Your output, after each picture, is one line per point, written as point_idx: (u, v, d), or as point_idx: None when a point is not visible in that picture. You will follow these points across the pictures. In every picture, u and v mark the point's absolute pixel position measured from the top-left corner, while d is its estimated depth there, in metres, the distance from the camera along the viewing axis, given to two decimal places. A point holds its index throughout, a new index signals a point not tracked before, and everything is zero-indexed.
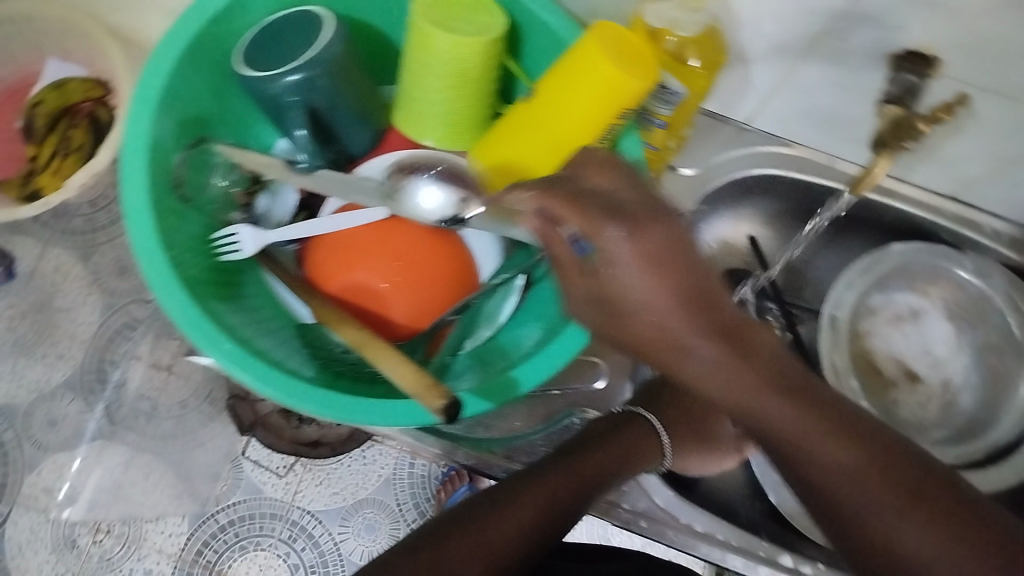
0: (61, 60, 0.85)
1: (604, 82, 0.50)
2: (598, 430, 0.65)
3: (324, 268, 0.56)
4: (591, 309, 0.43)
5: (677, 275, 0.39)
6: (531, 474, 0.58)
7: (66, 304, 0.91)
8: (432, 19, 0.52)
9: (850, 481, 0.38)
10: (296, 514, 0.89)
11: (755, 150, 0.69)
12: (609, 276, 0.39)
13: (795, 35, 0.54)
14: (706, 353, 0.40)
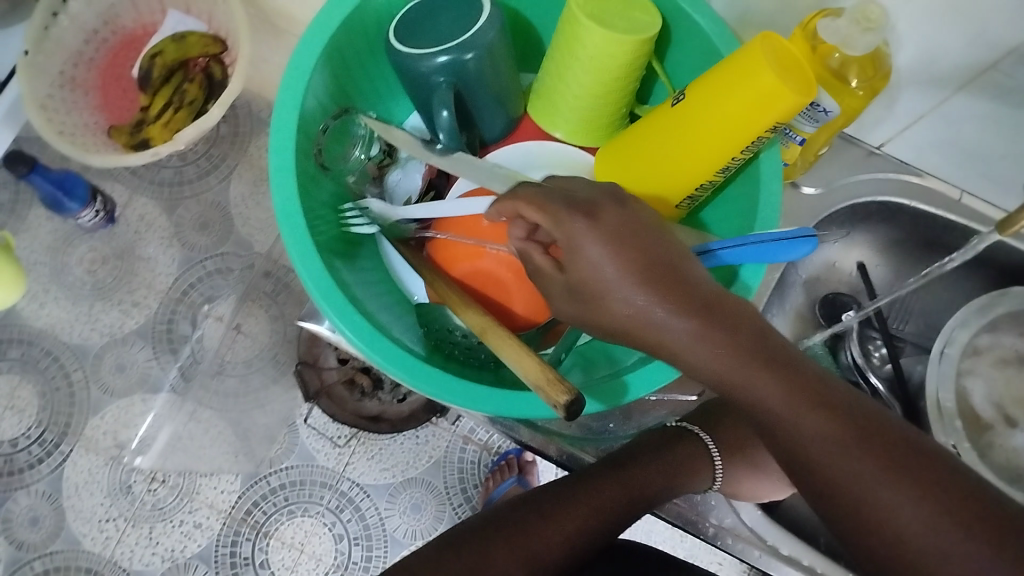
0: (183, 14, 0.85)
1: (760, 91, 0.49)
2: (647, 442, 0.62)
3: (447, 252, 0.56)
4: (568, 296, 0.41)
5: (640, 253, 0.38)
6: (576, 477, 0.57)
7: (150, 254, 0.95)
8: (588, 13, 0.52)
9: (836, 460, 0.34)
10: (345, 486, 0.90)
11: (882, 177, 0.68)
12: (576, 261, 0.39)
13: (961, 63, 0.53)
14: (679, 326, 0.37)
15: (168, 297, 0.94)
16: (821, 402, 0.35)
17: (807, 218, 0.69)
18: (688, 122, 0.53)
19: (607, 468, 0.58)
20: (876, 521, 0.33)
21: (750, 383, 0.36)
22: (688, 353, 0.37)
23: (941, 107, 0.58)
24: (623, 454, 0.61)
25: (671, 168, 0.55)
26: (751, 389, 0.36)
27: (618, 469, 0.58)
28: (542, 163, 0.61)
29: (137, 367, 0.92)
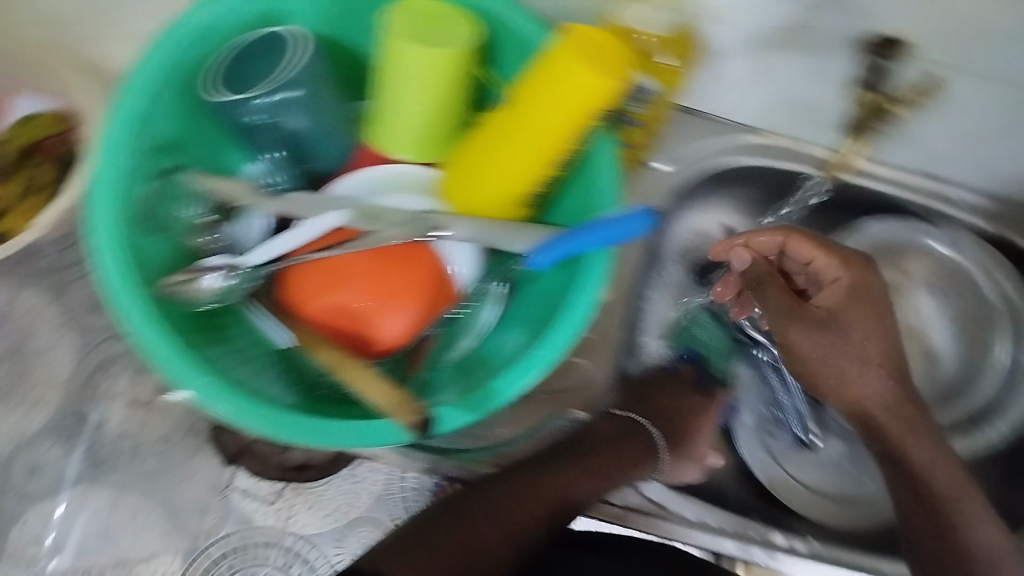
0: (31, 93, 0.69)
1: (580, 83, 0.50)
2: (598, 436, 0.69)
3: (298, 291, 0.55)
4: (802, 330, 0.59)
5: (878, 319, 0.60)
6: (541, 461, 0.66)
7: (42, 345, 0.76)
8: (409, 34, 0.53)
9: (946, 488, 0.60)
10: (289, 540, 0.77)
11: (727, 140, 0.70)
12: (842, 316, 0.60)
13: (767, 27, 0.56)
14: (882, 384, 0.61)
15: (69, 391, 0.77)
16: (930, 439, 0.61)
17: (659, 194, 0.71)
18: (518, 123, 0.53)
19: (564, 453, 0.67)
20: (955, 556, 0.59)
21: (908, 441, 0.61)
22: (876, 396, 0.61)
23: (760, 67, 0.60)
24: (577, 444, 0.68)
25: (510, 171, 0.56)
26: (865, 395, 0.61)
27: (575, 452, 0.67)
28: (385, 187, 0.60)
29: (52, 469, 0.77)
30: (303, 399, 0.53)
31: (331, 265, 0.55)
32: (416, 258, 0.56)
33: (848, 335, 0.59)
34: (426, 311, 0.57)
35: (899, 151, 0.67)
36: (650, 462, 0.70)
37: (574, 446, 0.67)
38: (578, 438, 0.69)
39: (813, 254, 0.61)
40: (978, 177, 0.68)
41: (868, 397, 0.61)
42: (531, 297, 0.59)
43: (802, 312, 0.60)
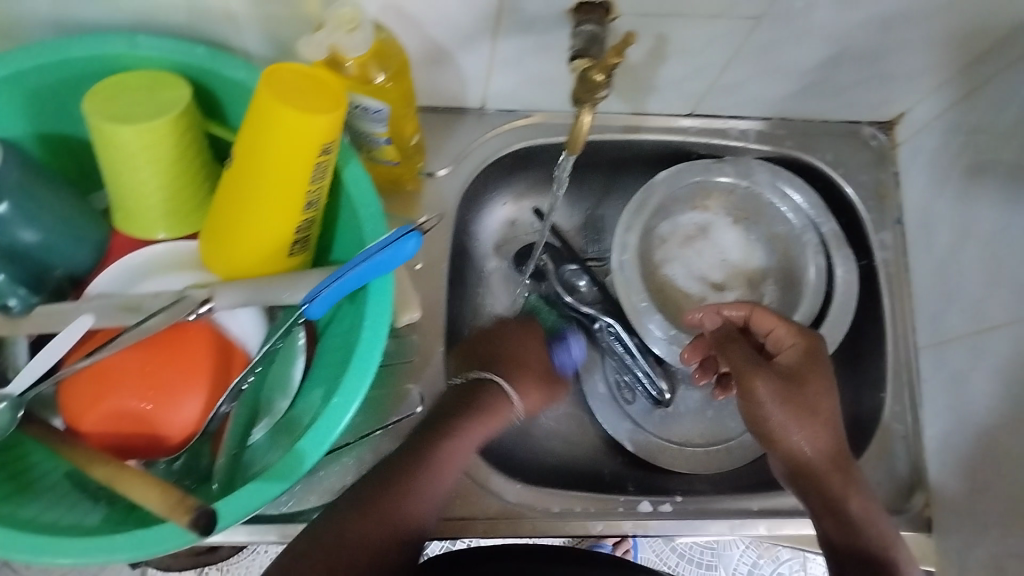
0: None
1: (290, 127, 0.48)
2: (460, 416, 0.54)
3: (70, 407, 0.53)
4: (766, 377, 0.57)
5: (822, 378, 0.58)
6: (401, 464, 0.51)
7: None
8: (107, 115, 0.49)
9: (884, 554, 0.53)
10: None
11: (500, 130, 0.70)
12: (797, 369, 0.58)
13: (478, 20, 0.56)
14: (818, 444, 0.56)
15: None
16: (863, 500, 0.56)
17: (449, 200, 0.69)
18: (252, 179, 0.51)
19: (427, 452, 0.51)
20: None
21: (847, 493, 0.56)
22: (818, 445, 0.56)
23: (496, 54, 0.60)
24: (433, 439, 0.52)
25: (259, 228, 0.54)
26: (808, 453, 0.56)
27: (441, 449, 0.52)
28: (150, 270, 0.58)
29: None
30: (109, 514, 0.50)
31: (98, 371, 0.52)
32: (186, 336, 0.54)
33: (801, 387, 0.57)
34: (213, 388, 0.55)
35: (662, 100, 0.68)
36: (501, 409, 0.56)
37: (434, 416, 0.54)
38: (432, 432, 0.53)
39: (775, 329, 0.62)
40: (740, 104, 0.70)
41: (805, 447, 0.56)
42: (332, 341, 0.58)
43: (762, 364, 0.58)
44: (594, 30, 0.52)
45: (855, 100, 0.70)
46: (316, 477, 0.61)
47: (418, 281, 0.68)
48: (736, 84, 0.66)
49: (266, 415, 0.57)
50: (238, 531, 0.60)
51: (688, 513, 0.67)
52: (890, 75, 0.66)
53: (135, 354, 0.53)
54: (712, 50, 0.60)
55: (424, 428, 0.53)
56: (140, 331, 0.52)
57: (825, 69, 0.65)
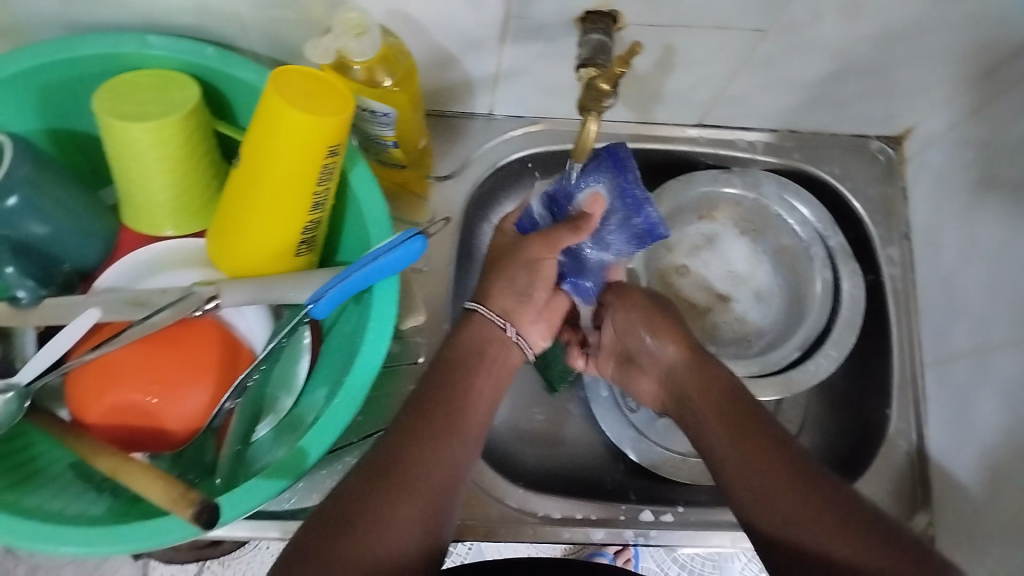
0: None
1: (296, 127, 0.49)
2: (462, 401, 0.53)
3: (76, 400, 0.53)
4: (642, 309, 0.64)
5: (671, 311, 0.64)
6: (409, 426, 0.51)
7: None
8: (117, 112, 0.50)
9: (778, 481, 0.51)
10: None
11: (507, 137, 0.71)
12: (648, 297, 0.65)
13: (484, 26, 0.56)
14: (679, 356, 0.61)
15: None
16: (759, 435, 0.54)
17: (455, 204, 0.69)
18: (259, 178, 0.52)
19: (429, 406, 0.52)
20: (778, 500, 0.50)
21: (703, 389, 0.58)
22: (681, 347, 0.61)
23: (503, 61, 0.61)
24: (430, 392, 0.53)
25: (266, 228, 0.54)
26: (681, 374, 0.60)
27: (443, 408, 0.52)
28: (158, 266, 0.59)
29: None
30: (111, 505, 0.50)
31: (104, 365, 0.52)
32: (191, 333, 0.54)
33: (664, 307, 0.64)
34: (219, 383, 0.54)
35: (669, 110, 0.68)
36: (492, 339, 0.57)
37: (443, 381, 0.54)
38: (430, 387, 0.54)
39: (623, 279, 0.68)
40: (747, 116, 0.70)
41: (670, 356, 0.61)
42: (339, 341, 0.58)
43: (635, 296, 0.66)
44: (601, 39, 0.54)
45: (862, 114, 0.70)
46: (319, 476, 0.62)
47: (421, 284, 0.68)
48: (743, 96, 0.66)
49: (269, 412, 0.58)
50: (239, 526, 0.60)
51: (690, 524, 0.66)
52: (897, 90, 0.66)
53: (142, 348, 0.53)
54: (719, 62, 0.61)
55: (434, 399, 0.53)
56: (146, 325, 0.52)
57: (830, 83, 0.65)
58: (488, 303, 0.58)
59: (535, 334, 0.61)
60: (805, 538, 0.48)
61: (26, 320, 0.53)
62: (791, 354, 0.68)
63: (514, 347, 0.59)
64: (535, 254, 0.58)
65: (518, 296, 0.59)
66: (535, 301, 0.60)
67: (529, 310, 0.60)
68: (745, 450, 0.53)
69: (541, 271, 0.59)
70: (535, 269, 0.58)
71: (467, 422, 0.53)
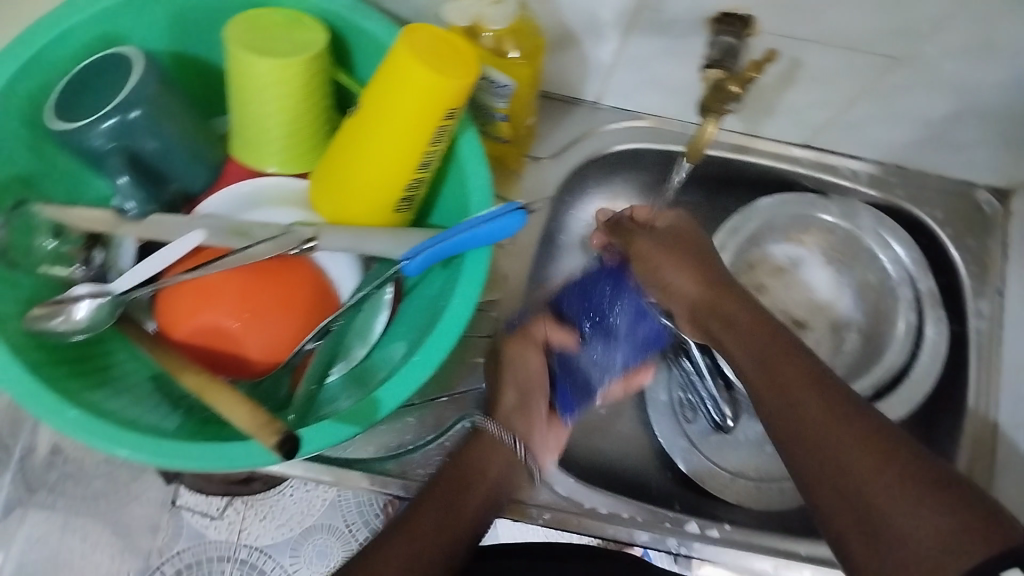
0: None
1: (422, 85, 0.49)
2: (444, 527, 0.52)
3: (167, 316, 0.54)
4: (663, 246, 0.58)
5: (688, 241, 0.59)
6: (384, 542, 0.50)
7: None
8: (248, 45, 0.51)
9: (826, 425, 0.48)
10: (242, 554, 0.75)
11: (611, 128, 0.70)
12: (667, 228, 0.60)
13: (616, 12, 0.56)
14: (697, 290, 0.57)
15: None
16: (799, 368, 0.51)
17: (548, 186, 0.69)
18: (374, 129, 0.52)
19: (406, 526, 0.51)
20: (823, 431, 0.48)
21: (723, 324, 0.55)
22: (699, 284, 0.57)
23: (623, 51, 0.60)
24: (414, 512, 0.52)
25: (372, 180, 0.55)
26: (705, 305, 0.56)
27: (435, 515, 0.52)
28: (260, 200, 0.60)
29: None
30: (182, 422, 0.51)
31: (199, 286, 0.54)
32: (285, 270, 0.55)
33: (685, 242, 0.58)
34: (303, 323, 0.56)
35: (780, 126, 0.67)
36: (495, 462, 0.56)
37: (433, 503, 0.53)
38: (418, 507, 0.53)
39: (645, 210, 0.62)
40: (856, 144, 0.69)
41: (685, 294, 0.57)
42: (420, 301, 0.59)
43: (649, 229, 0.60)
44: (732, 43, 0.52)
45: (975, 159, 0.68)
46: (377, 429, 0.64)
47: (505, 261, 0.68)
48: (858, 123, 0.65)
49: (343, 358, 0.58)
50: (296, 465, 0.61)
51: (734, 543, 0.66)
52: (1017, 140, 0.64)
53: (234, 277, 0.54)
54: (844, 83, 0.60)
55: (413, 519, 0.52)
56: (243, 256, 0.53)
57: (951, 124, 0.63)
58: (491, 416, 0.58)
59: (543, 451, 0.59)
60: (851, 468, 0.46)
61: (121, 231, 0.53)
62: (864, 392, 0.68)
63: (521, 467, 0.57)
64: (518, 352, 0.60)
65: (520, 404, 0.58)
66: (541, 414, 0.59)
67: (536, 423, 0.58)
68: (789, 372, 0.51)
69: (528, 365, 0.59)
70: (521, 366, 0.59)
71: (449, 550, 0.51)
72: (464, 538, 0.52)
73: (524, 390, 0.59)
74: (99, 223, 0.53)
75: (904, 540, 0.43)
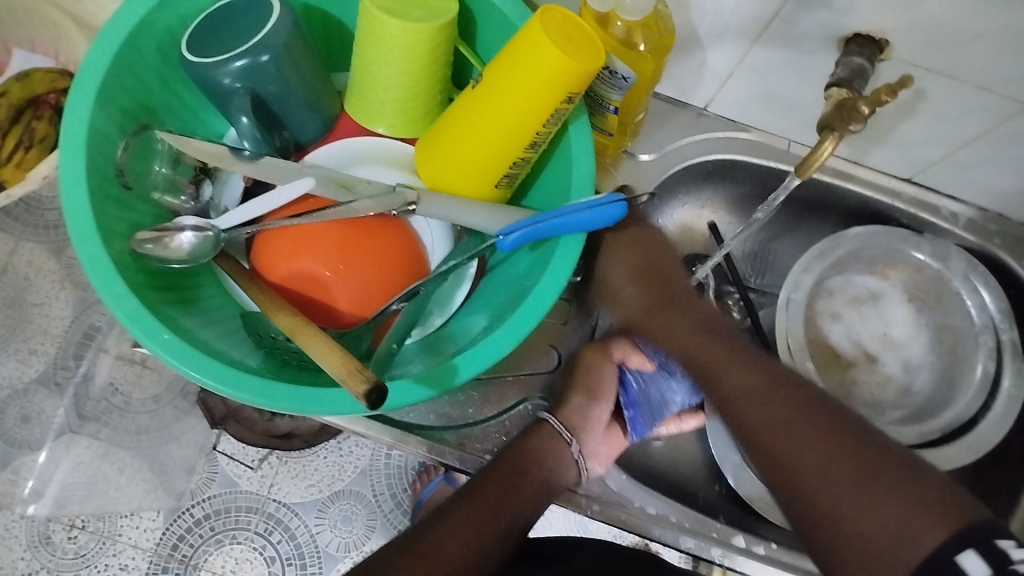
0: (28, 51, 0.73)
1: (548, 67, 0.50)
2: (508, 500, 0.56)
3: (265, 257, 0.55)
4: (628, 275, 0.65)
5: (638, 259, 0.65)
6: (456, 508, 0.55)
7: (38, 298, 0.91)
8: (384, 7, 0.52)
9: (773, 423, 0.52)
10: (272, 507, 0.88)
11: (713, 135, 0.70)
12: (613, 253, 0.66)
13: (749, 18, 0.55)
14: (638, 302, 0.64)
15: (66, 341, 0.92)
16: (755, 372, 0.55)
17: (643, 185, 0.69)
18: (492, 104, 0.53)
19: (476, 493, 0.56)
20: (778, 430, 0.51)
21: (659, 329, 0.63)
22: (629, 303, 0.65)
23: (745, 59, 0.60)
24: (481, 480, 0.57)
25: (480, 153, 0.56)
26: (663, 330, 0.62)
27: (496, 500, 0.56)
28: (361, 156, 0.61)
29: (45, 417, 0.91)
30: (263, 362, 0.52)
31: (301, 232, 0.55)
32: (382, 229, 0.56)
33: (640, 271, 0.65)
34: (392, 284, 0.56)
35: (886, 156, 0.67)
36: (558, 452, 0.59)
37: (495, 474, 0.57)
38: (485, 476, 0.57)
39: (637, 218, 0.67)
40: (961, 186, 0.68)
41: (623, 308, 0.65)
42: (507, 280, 0.59)
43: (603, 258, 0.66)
44: (862, 64, 0.53)
45: None
46: (441, 400, 0.64)
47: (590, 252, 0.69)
48: (968, 164, 0.64)
49: (420, 325, 0.59)
50: (359, 421, 0.62)
51: (779, 563, 0.65)
52: None
53: (332, 230, 0.55)
54: (964, 122, 0.59)
55: (478, 487, 0.56)
56: (346, 211, 0.54)
57: None
58: (557, 415, 0.61)
59: (595, 457, 0.62)
60: (813, 464, 0.49)
61: (225, 165, 0.54)
62: (929, 435, 0.66)
63: (574, 464, 0.60)
64: (592, 361, 0.64)
65: (582, 407, 0.62)
66: (600, 422, 0.62)
67: (593, 429, 0.62)
68: (754, 384, 0.55)
69: (602, 375, 0.64)
70: (595, 375, 0.63)
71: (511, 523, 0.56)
72: (522, 516, 0.57)
73: (591, 387, 0.63)
74: (210, 155, 0.54)
75: (857, 532, 0.45)
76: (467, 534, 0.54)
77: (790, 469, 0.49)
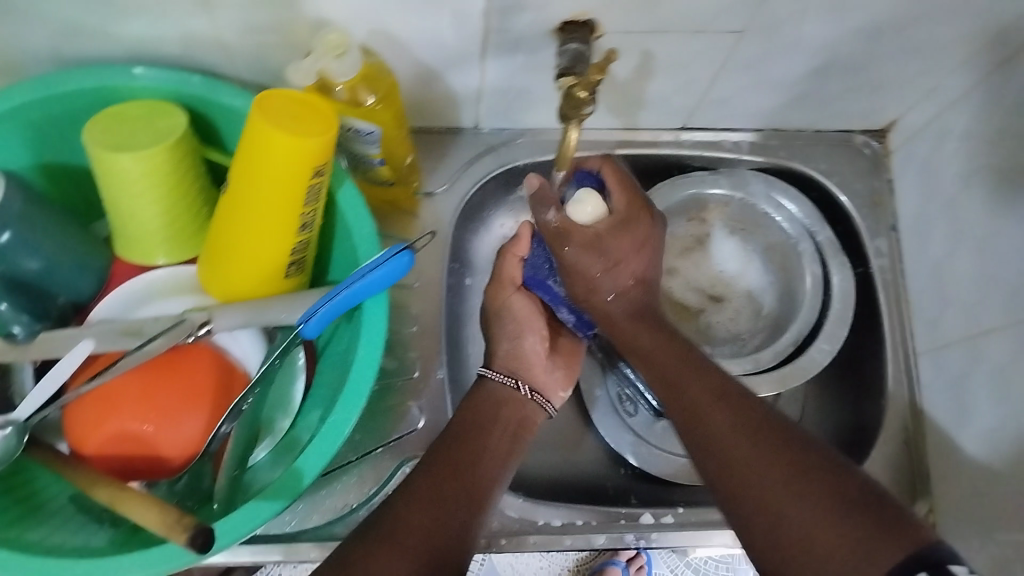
0: None
1: (284, 152, 0.48)
2: (473, 456, 0.55)
3: (76, 432, 0.54)
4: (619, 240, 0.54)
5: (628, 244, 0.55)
6: (415, 478, 0.52)
7: None
8: (105, 145, 0.50)
9: (744, 457, 0.48)
10: None
11: (495, 149, 0.71)
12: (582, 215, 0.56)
13: (467, 42, 0.56)
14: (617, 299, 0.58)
15: None
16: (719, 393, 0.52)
17: (446, 218, 0.70)
18: (247, 202, 0.52)
19: (436, 464, 0.53)
20: (746, 467, 0.47)
21: (636, 330, 0.57)
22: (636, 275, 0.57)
23: (486, 75, 0.61)
24: (438, 448, 0.55)
25: (256, 249, 0.55)
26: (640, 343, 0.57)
27: (454, 462, 0.54)
28: (153, 292, 0.60)
29: None
30: (112, 533, 0.50)
31: (102, 394, 0.54)
32: (180, 360, 0.56)
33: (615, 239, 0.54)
34: (214, 409, 0.56)
35: (654, 115, 0.69)
36: (515, 406, 0.61)
37: (455, 435, 0.56)
38: (445, 443, 0.55)
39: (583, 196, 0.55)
40: (732, 118, 0.70)
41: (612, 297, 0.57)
42: (334, 360, 0.59)
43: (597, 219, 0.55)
44: (579, 48, 0.53)
45: (844, 110, 0.70)
46: (319, 496, 0.63)
47: (416, 299, 0.69)
48: (726, 97, 0.66)
49: (267, 434, 0.59)
50: (242, 550, 0.60)
51: (691, 524, 0.66)
52: (878, 84, 0.67)
53: (131, 381, 0.54)
54: (699, 65, 0.61)
55: (438, 450, 0.55)
56: (140, 355, 0.53)
57: (815, 80, 0.65)
58: (494, 366, 0.62)
59: (552, 384, 0.64)
60: (815, 533, 0.43)
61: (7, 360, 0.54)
62: (785, 350, 0.68)
63: (531, 403, 0.62)
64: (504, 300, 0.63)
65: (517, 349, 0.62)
66: (536, 354, 0.63)
67: (537, 363, 0.63)
68: (739, 438, 0.49)
69: (515, 310, 0.63)
70: (510, 314, 0.62)
71: (486, 485, 0.55)
72: (492, 478, 0.55)
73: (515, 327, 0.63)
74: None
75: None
76: (436, 495, 0.51)
77: (786, 542, 0.44)
